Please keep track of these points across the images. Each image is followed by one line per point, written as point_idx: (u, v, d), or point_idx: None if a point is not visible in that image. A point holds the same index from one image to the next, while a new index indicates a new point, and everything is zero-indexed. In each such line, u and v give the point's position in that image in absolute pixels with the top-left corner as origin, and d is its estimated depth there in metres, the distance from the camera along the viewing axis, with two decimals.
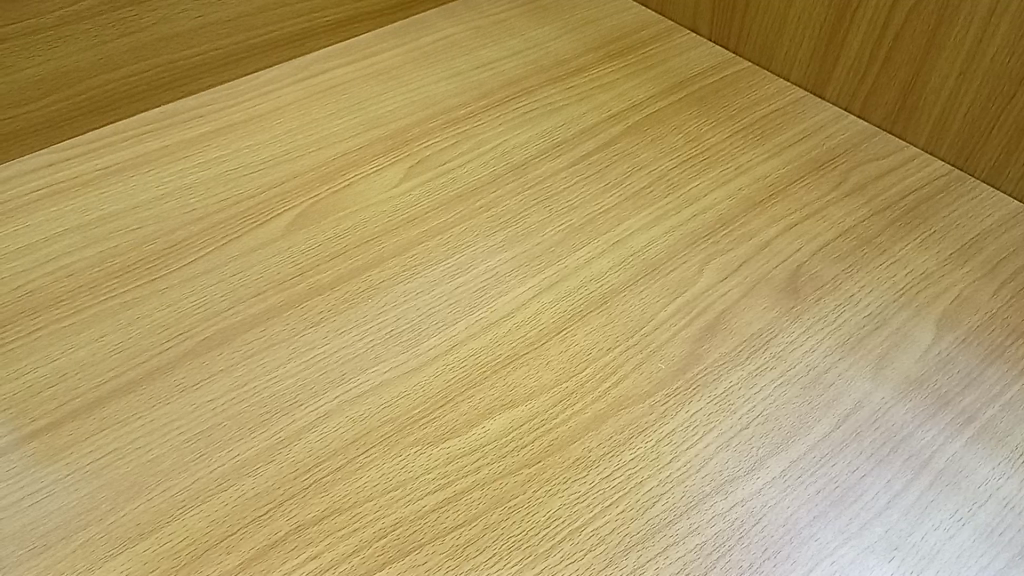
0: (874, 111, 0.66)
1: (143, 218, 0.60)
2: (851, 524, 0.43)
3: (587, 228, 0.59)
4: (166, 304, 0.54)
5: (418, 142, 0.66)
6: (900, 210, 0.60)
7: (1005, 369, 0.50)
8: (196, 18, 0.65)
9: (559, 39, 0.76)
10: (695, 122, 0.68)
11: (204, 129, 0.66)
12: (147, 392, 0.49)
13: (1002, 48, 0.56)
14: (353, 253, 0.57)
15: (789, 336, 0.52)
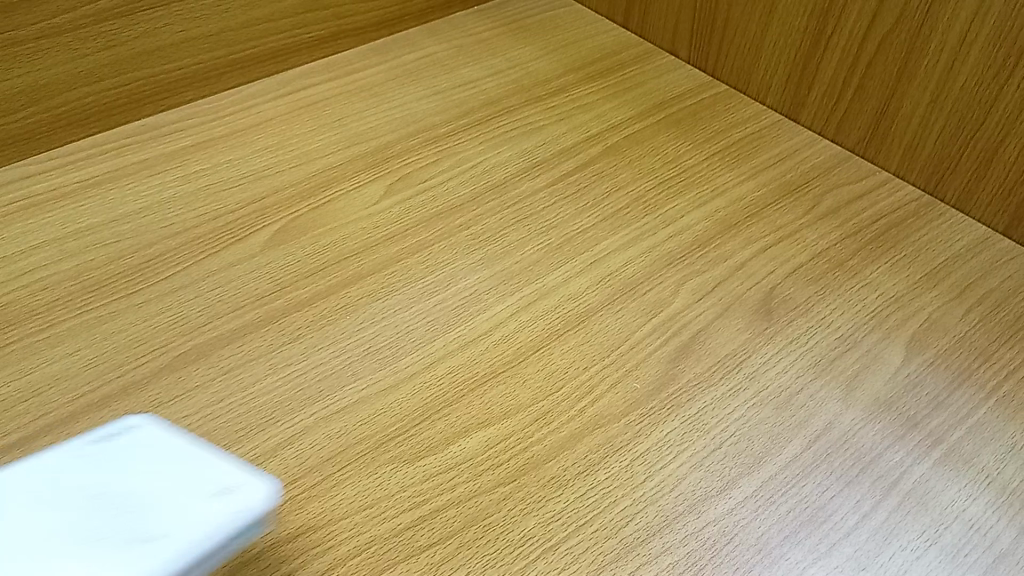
0: (847, 136, 0.67)
1: (121, 231, 0.59)
2: (822, 544, 0.44)
3: (565, 248, 0.60)
4: (144, 318, 0.54)
5: (399, 159, 0.66)
6: (872, 233, 0.61)
7: (973, 392, 0.51)
8: (179, 32, 0.65)
9: (541, 59, 0.77)
10: (673, 144, 0.69)
11: (185, 143, 0.66)
12: (121, 407, 0.49)
13: (971, 77, 0.57)
14: (332, 269, 0.58)
15: (763, 356, 0.53)
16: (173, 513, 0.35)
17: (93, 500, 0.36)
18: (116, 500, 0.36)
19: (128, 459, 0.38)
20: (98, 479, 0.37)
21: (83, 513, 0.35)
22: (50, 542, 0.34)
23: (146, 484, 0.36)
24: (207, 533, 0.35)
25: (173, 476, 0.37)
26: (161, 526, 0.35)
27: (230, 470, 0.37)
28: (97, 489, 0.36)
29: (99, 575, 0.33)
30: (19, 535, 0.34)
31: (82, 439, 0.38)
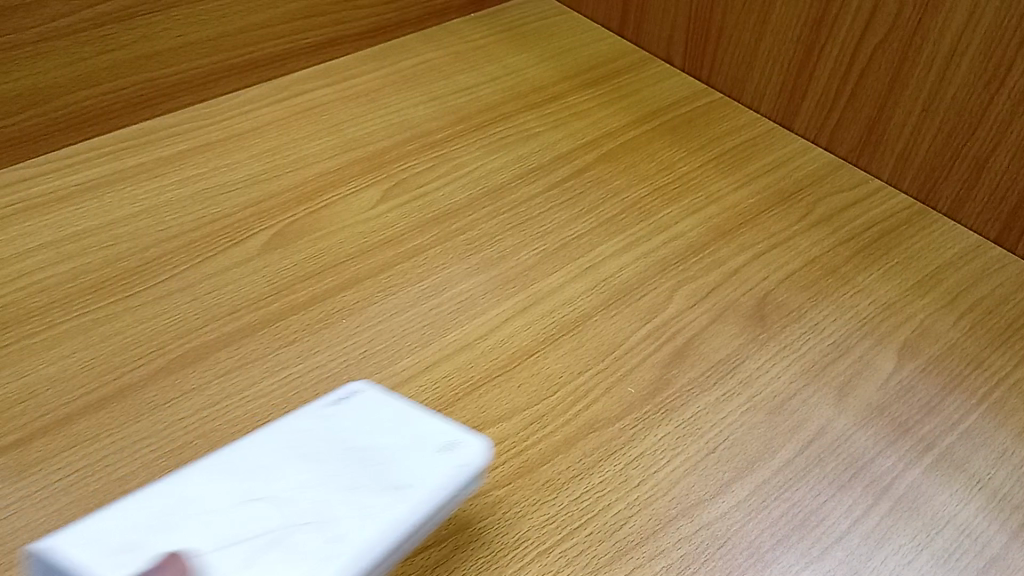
0: (840, 144, 0.68)
1: (118, 234, 0.60)
2: (814, 548, 0.44)
3: (560, 254, 0.60)
4: (141, 321, 0.54)
5: (395, 164, 0.67)
6: (864, 241, 0.62)
7: (964, 398, 0.52)
8: (177, 36, 0.66)
9: (537, 66, 0.78)
10: (668, 151, 0.69)
11: (183, 147, 0.67)
12: (118, 409, 0.49)
13: (962, 86, 0.58)
14: (329, 273, 0.58)
15: (756, 362, 0.53)
16: (409, 467, 0.40)
17: (340, 454, 0.40)
18: (358, 454, 0.40)
19: (356, 417, 0.41)
20: (338, 437, 0.40)
21: (340, 465, 0.39)
22: (315, 491, 0.38)
23: (379, 441, 0.40)
24: (442, 485, 0.39)
25: (398, 433, 0.41)
26: (405, 479, 0.39)
27: (445, 428, 0.41)
28: (344, 444, 0.40)
29: (372, 522, 0.37)
30: (285, 488, 0.38)
31: (316, 403, 0.42)
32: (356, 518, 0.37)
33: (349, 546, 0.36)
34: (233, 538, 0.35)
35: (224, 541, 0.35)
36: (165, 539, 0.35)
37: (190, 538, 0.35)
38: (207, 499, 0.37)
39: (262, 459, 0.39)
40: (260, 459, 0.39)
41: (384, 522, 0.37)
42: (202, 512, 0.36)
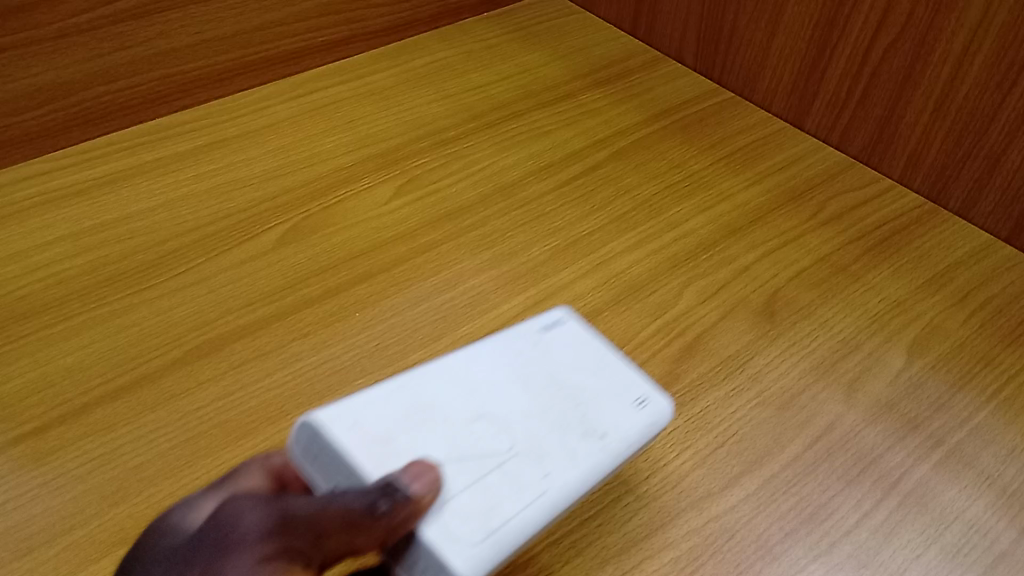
0: (851, 144, 0.69)
1: (135, 228, 0.60)
2: (822, 542, 0.44)
3: (572, 250, 0.61)
4: (156, 313, 0.55)
5: (408, 161, 0.67)
6: (875, 239, 0.62)
7: (973, 395, 0.52)
8: (194, 34, 0.66)
9: (549, 65, 0.78)
10: (679, 149, 0.70)
11: (198, 143, 0.68)
12: (135, 399, 0.50)
13: (974, 86, 0.58)
14: (342, 267, 0.59)
15: (766, 358, 0.54)
16: (609, 412, 0.41)
17: (550, 387, 0.41)
18: (567, 390, 0.41)
19: (562, 354, 0.43)
20: (550, 369, 0.42)
21: (553, 396, 0.41)
22: (530, 418, 0.40)
23: (586, 383, 0.42)
24: (639, 438, 0.41)
25: (602, 377, 0.43)
26: (608, 427, 0.41)
27: (641, 381, 0.43)
28: (552, 377, 0.42)
29: (578, 457, 0.39)
30: (505, 410, 0.40)
31: (529, 327, 0.44)
32: (565, 455, 0.39)
33: (557, 482, 0.37)
34: (459, 448, 0.37)
35: (451, 449, 0.37)
36: (404, 436, 0.37)
37: (423, 442, 0.37)
38: (435, 406, 0.39)
39: (484, 377, 0.41)
40: (480, 378, 0.41)
41: (590, 461, 0.39)
42: (433, 417, 0.38)
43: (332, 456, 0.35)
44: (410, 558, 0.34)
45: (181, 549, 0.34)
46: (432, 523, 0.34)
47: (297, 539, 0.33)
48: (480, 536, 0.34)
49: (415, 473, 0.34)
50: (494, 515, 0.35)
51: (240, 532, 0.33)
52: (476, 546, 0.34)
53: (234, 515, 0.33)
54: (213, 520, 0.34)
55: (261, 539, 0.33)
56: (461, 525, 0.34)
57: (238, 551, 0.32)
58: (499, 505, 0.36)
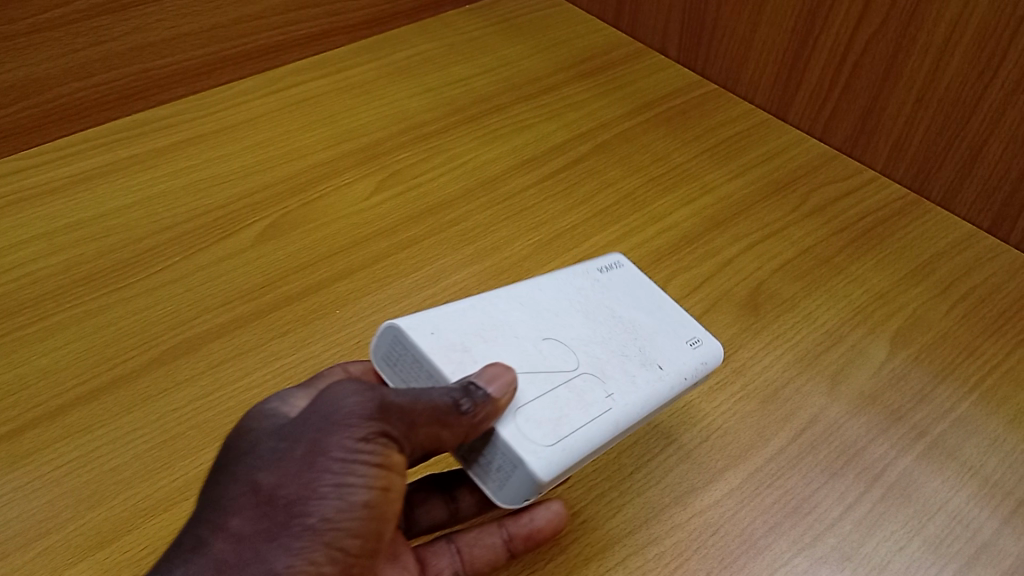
0: (834, 135, 0.68)
1: (111, 226, 0.59)
2: (806, 535, 0.44)
3: (554, 244, 0.60)
4: (134, 312, 0.54)
5: (390, 156, 0.67)
6: (858, 231, 0.62)
7: (956, 386, 0.52)
8: (170, 28, 0.65)
9: (532, 58, 0.78)
10: (662, 142, 0.69)
11: (176, 139, 0.67)
12: (111, 400, 0.49)
13: (956, 77, 0.58)
14: (323, 264, 0.58)
15: (749, 351, 0.53)
16: (664, 348, 0.45)
17: (612, 321, 0.45)
18: (627, 325, 0.45)
19: (622, 295, 0.47)
20: (609, 304, 0.46)
21: (613, 326, 0.45)
22: (593, 342, 0.44)
23: (642, 320, 0.46)
24: (688, 373, 0.44)
25: (655, 317, 0.46)
26: (664, 358, 0.44)
27: (690, 324, 0.47)
28: (613, 313, 0.46)
29: (636, 382, 0.43)
30: (572, 334, 0.44)
31: (587, 268, 0.48)
32: (627, 380, 0.42)
33: (619, 403, 0.41)
34: (531, 362, 0.41)
35: (525, 361, 0.41)
36: (485, 346, 0.41)
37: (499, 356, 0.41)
38: (511, 325, 0.43)
39: (553, 302, 0.45)
40: (551, 305, 0.45)
41: (647, 385, 0.43)
42: (510, 333, 0.42)
43: (420, 359, 0.39)
44: (488, 455, 0.38)
45: (283, 430, 0.37)
46: (511, 426, 0.38)
47: (395, 427, 0.36)
48: (552, 439, 0.38)
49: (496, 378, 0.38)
50: (563, 425, 0.39)
51: (343, 416, 0.35)
52: (550, 446, 0.38)
53: (336, 401, 0.36)
54: (313, 404, 0.37)
55: (365, 423, 0.35)
56: (537, 428, 0.38)
57: (342, 430, 0.35)
58: (570, 414, 0.40)
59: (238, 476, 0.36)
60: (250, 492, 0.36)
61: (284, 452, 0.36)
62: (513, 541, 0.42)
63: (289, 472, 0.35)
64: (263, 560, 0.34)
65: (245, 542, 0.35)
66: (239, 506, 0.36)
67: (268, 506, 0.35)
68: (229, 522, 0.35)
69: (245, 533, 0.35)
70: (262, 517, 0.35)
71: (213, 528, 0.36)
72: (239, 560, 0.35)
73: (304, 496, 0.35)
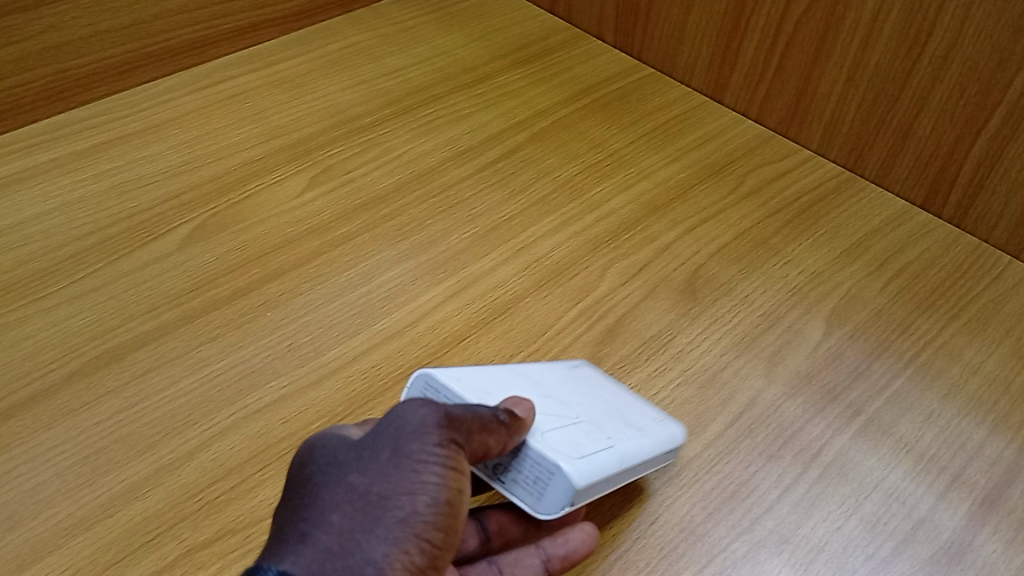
0: (769, 116, 0.68)
1: (29, 234, 0.57)
2: (744, 519, 0.44)
3: (492, 236, 0.59)
4: (54, 323, 0.52)
5: (322, 151, 0.65)
6: (794, 211, 0.62)
7: (891, 362, 0.52)
8: (88, 25, 0.63)
9: (467, 46, 0.77)
10: (600, 128, 0.69)
11: (98, 141, 0.64)
12: (30, 416, 0.47)
13: (884, 54, 0.58)
14: (252, 266, 0.56)
15: (688, 337, 0.53)
16: (640, 417, 0.45)
17: (597, 392, 0.45)
18: (610, 397, 0.46)
19: (599, 377, 0.48)
20: (585, 385, 0.46)
21: (598, 399, 0.45)
22: (584, 407, 0.43)
23: (617, 397, 0.46)
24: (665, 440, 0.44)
25: (625, 396, 0.47)
26: (643, 423, 0.44)
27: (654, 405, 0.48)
28: (597, 387, 0.46)
29: (632, 435, 0.42)
30: (567, 393, 0.44)
31: (557, 364, 0.47)
32: (624, 431, 0.42)
33: (622, 446, 0.41)
34: (542, 403, 0.41)
35: (537, 402, 0.41)
36: (503, 390, 0.41)
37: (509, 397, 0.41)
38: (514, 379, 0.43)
39: (544, 374, 0.45)
40: (542, 373, 0.45)
41: (639, 443, 0.42)
42: (518, 385, 0.42)
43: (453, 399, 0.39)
44: (522, 470, 0.38)
45: (356, 443, 0.36)
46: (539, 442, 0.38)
47: (462, 432, 0.35)
48: (578, 454, 0.38)
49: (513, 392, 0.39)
50: (581, 449, 0.38)
51: (417, 424, 0.35)
52: (578, 458, 0.38)
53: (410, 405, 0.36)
54: (383, 419, 0.36)
55: (439, 423, 0.35)
56: (562, 444, 0.38)
57: (419, 437, 0.34)
58: (586, 442, 0.39)
59: (322, 484, 0.35)
60: (337, 493, 0.34)
61: (372, 451, 0.35)
62: (549, 564, 0.40)
63: (378, 471, 0.34)
64: (362, 553, 0.32)
65: (344, 537, 0.33)
66: (334, 504, 0.34)
67: (361, 501, 0.34)
68: (327, 519, 0.33)
69: (342, 528, 0.33)
70: (355, 513, 0.33)
71: (309, 527, 0.33)
72: (341, 551, 0.32)
73: (395, 491, 0.34)
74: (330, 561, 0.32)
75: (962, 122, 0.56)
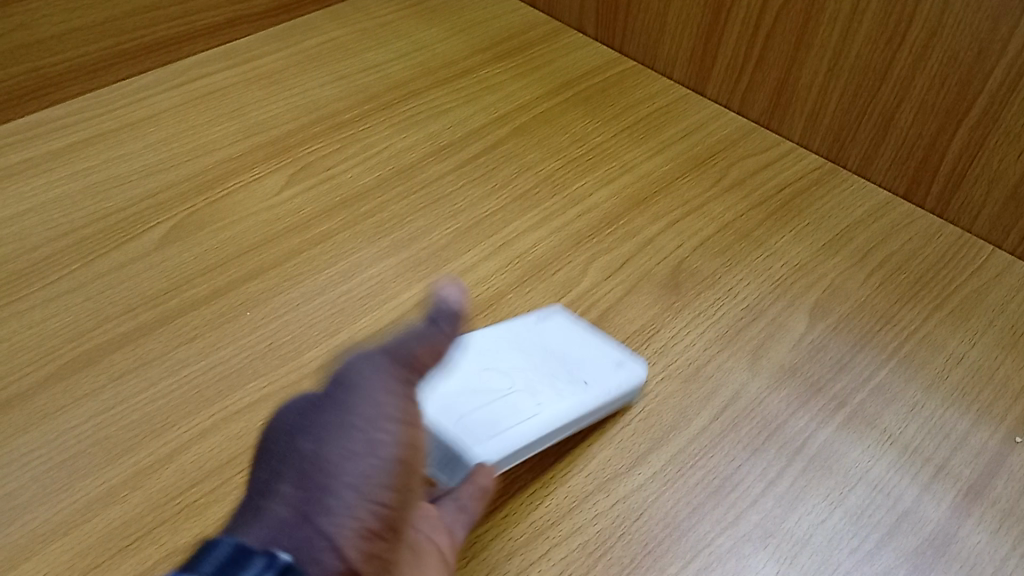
0: (751, 108, 0.68)
1: (3, 235, 0.56)
2: (729, 514, 0.44)
3: (473, 232, 0.59)
4: (29, 326, 0.51)
5: (301, 148, 0.64)
6: (777, 203, 0.62)
7: (874, 353, 0.52)
8: (60, 23, 0.64)
9: (448, 40, 0.76)
10: (581, 122, 0.68)
11: (72, 140, 0.63)
12: (5, 421, 0.46)
13: (865, 44, 0.58)
14: (231, 265, 0.55)
15: (671, 331, 0.53)
16: (590, 371, 0.48)
17: (547, 354, 0.49)
18: (559, 356, 0.49)
19: (561, 328, 0.51)
20: (541, 342, 0.50)
21: (535, 366, 0.48)
22: (530, 376, 0.48)
23: (573, 348, 0.50)
24: (614, 388, 0.47)
25: (586, 347, 0.50)
26: (590, 377, 0.48)
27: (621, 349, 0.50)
28: (548, 346, 0.50)
29: (562, 401, 0.46)
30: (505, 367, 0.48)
31: (524, 318, 0.51)
32: (555, 397, 0.47)
33: (545, 416, 0.45)
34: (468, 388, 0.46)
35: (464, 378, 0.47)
36: None
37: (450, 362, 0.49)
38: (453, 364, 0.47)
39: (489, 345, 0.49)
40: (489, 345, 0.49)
41: (575, 402, 0.46)
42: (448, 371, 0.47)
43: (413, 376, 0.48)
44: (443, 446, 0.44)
45: (304, 412, 0.35)
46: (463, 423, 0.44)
47: None
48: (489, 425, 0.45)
49: (452, 292, 0.39)
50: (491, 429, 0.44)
51: (363, 386, 0.35)
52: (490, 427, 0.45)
53: (359, 370, 0.36)
54: (330, 385, 0.36)
55: None
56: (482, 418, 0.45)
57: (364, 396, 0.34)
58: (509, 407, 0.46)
59: (274, 457, 0.34)
60: (289, 464, 0.33)
61: (318, 417, 0.35)
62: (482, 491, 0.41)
63: (326, 435, 0.34)
64: (316, 517, 0.32)
65: (297, 503, 0.32)
66: (285, 473, 0.33)
67: (311, 467, 0.33)
68: (279, 489, 0.33)
69: (294, 495, 0.32)
70: (306, 479, 0.33)
71: (263, 500, 0.33)
72: (294, 518, 0.32)
73: (342, 456, 0.33)
74: (285, 529, 0.31)
75: (943, 112, 0.56)
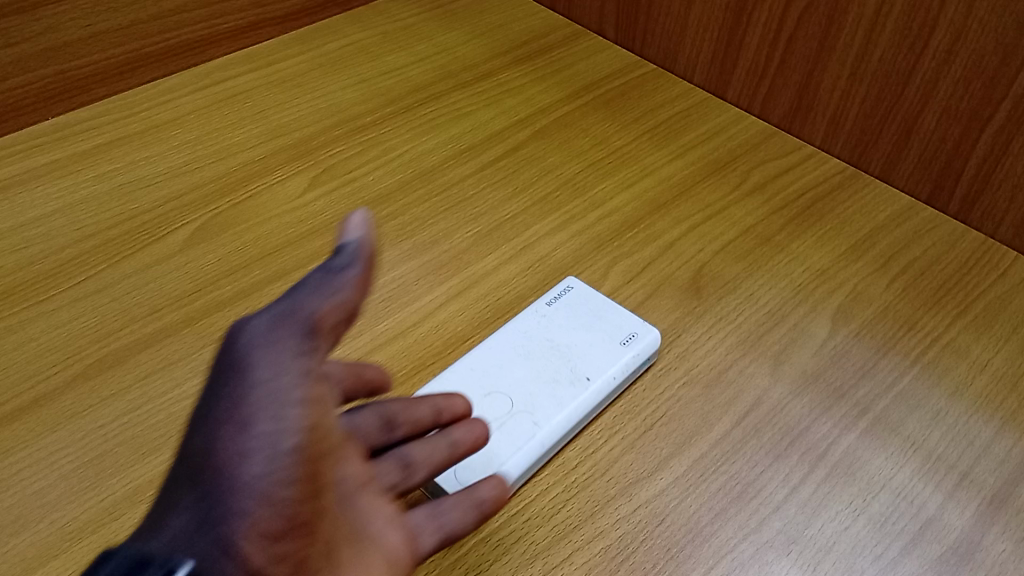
0: (772, 112, 0.68)
1: (30, 236, 0.57)
2: (751, 520, 0.44)
3: (494, 235, 0.59)
4: (56, 326, 0.52)
5: (323, 151, 0.65)
6: (798, 208, 0.62)
7: (898, 360, 0.52)
8: (86, 26, 0.63)
9: (468, 44, 0.76)
10: (602, 125, 0.68)
11: (98, 142, 0.64)
12: (34, 419, 0.47)
13: (887, 49, 0.58)
14: (254, 267, 0.56)
15: (692, 335, 0.53)
16: (594, 359, 0.49)
17: (548, 351, 0.49)
18: (561, 350, 0.49)
19: (566, 313, 0.52)
20: (548, 335, 0.50)
21: (535, 370, 0.48)
22: (527, 374, 0.48)
23: (579, 343, 0.50)
24: (619, 371, 0.48)
25: (594, 327, 0.51)
26: (592, 370, 0.48)
27: (628, 322, 0.51)
28: (551, 341, 0.50)
29: (561, 407, 0.46)
30: (505, 379, 0.48)
31: (529, 315, 0.51)
32: (555, 404, 0.46)
33: (546, 428, 0.45)
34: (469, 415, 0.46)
35: (460, 405, 0.46)
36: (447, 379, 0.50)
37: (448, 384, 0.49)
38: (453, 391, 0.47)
39: (490, 359, 0.49)
40: (489, 359, 0.49)
41: (575, 406, 0.46)
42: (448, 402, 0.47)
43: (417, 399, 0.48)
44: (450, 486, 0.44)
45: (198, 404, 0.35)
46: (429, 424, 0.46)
47: (293, 361, 0.34)
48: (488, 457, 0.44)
49: (355, 228, 0.36)
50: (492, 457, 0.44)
51: (246, 367, 0.33)
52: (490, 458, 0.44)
53: (249, 345, 0.34)
54: (216, 370, 0.35)
55: (266, 357, 0.34)
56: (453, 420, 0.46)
57: (250, 375, 0.33)
58: (490, 407, 0.46)
59: (178, 463, 0.34)
60: (188, 468, 0.33)
61: (206, 403, 0.34)
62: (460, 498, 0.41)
63: (213, 429, 0.33)
64: (215, 522, 0.32)
65: (196, 512, 0.32)
66: (185, 481, 0.33)
67: (203, 466, 0.33)
68: (182, 501, 0.33)
69: (193, 506, 0.32)
70: (202, 482, 0.33)
71: (167, 514, 0.33)
72: (197, 528, 0.32)
73: (238, 450, 0.32)
74: (187, 539, 0.32)
75: (966, 117, 0.56)
